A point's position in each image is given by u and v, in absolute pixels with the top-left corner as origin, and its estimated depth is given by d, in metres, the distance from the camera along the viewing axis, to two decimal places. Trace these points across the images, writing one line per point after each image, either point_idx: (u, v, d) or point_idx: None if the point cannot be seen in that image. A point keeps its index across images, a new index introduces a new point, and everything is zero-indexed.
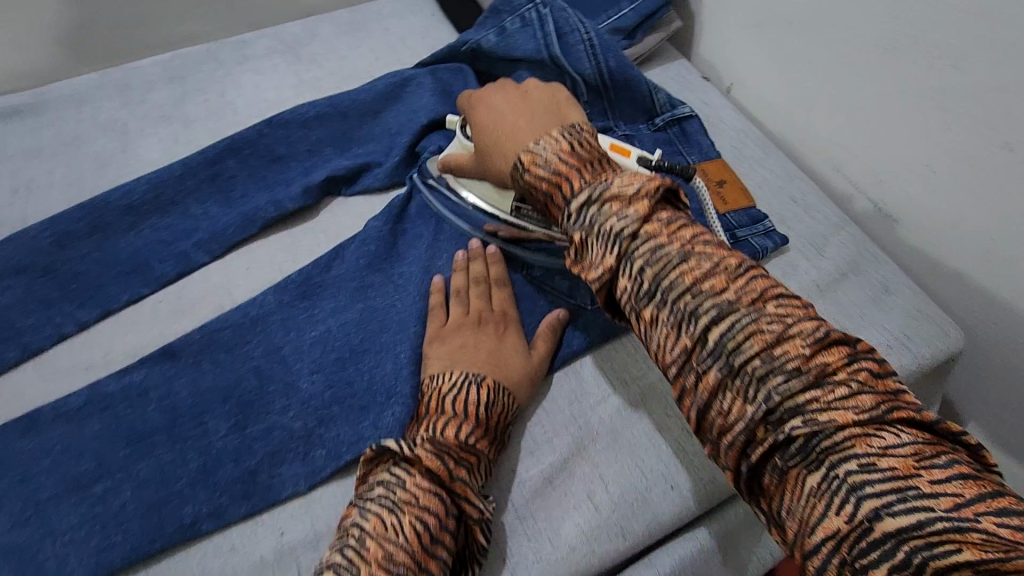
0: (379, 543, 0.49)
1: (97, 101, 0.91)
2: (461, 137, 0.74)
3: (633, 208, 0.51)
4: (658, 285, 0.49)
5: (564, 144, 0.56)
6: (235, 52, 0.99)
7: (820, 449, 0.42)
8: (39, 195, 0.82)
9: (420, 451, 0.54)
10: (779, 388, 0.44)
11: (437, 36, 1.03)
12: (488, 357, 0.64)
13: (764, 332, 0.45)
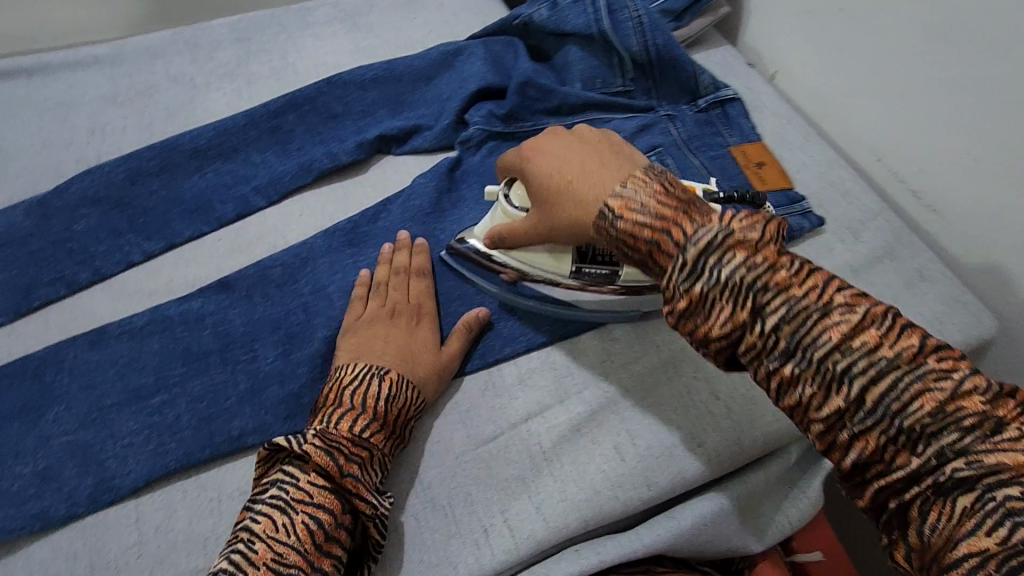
0: (268, 545, 0.51)
1: (169, 56, 0.98)
2: (507, 206, 0.68)
3: (761, 256, 0.47)
4: (801, 344, 0.45)
5: (654, 186, 0.53)
6: (297, 18, 1.04)
7: (981, 486, 0.40)
8: (114, 137, 0.89)
9: (310, 451, 0.54)
10: (937, 436, 0.42)
11: (490, 12, 1.06)
12: (397, 351, 0.64)
13: (930, 391, 0.43)
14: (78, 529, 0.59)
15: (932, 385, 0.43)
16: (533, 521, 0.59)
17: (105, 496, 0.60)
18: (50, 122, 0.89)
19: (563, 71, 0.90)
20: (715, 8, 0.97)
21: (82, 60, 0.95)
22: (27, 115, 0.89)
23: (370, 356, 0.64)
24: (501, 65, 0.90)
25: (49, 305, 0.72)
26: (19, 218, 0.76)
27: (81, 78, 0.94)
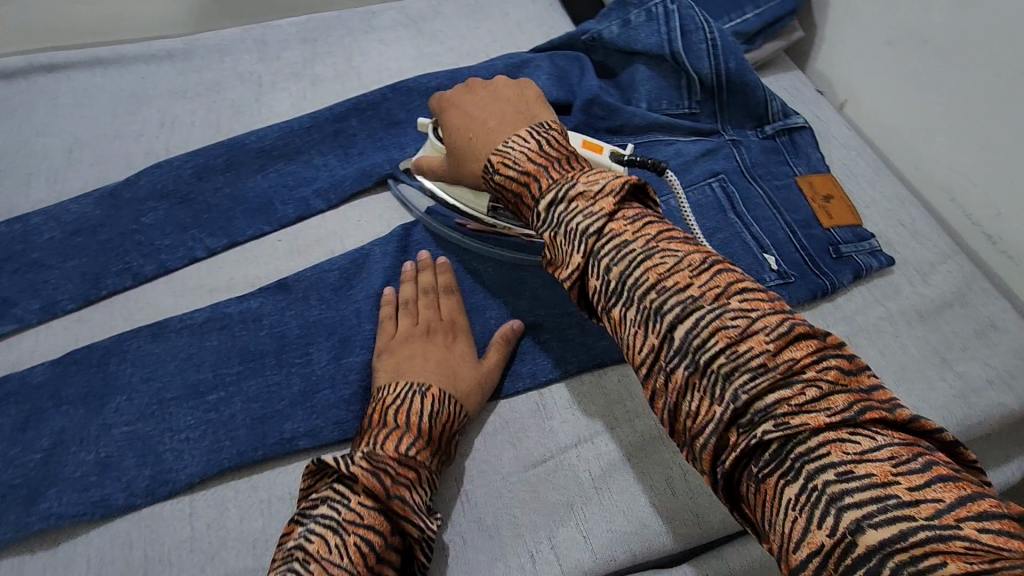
0: (321, 567, 0.49)
1: (238, 53, 1.00)
2: (434, 139, 0.75)
3: (598, 206, 0.52)
4: (624, 284, 0.49)
5: (533, 143, 0.59)
6: (363, 21, 1.05)
7: (795, 456, 0.40)
8: (182, 131, 0.91)
9: (359, 472, 0.53)
10: (742, 386, 0.43)
11: (554, 25, 1.06)
12: (438, 370, 0.64)
13: (727, 329, 0.45)
14: (133, 519, 0.60)
15: (726, 323, 0.45)
16: (580, 551, 0.59)
17: (160, 489, 0.61)
18: (123, 114, 0.92)
19: (628, 90, 0.89)
20: (790, 31, 0.95)
21: (155, 53, 0.97)
22: (102, 105, 0.92)
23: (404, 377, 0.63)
24: (565, 80, 0.89)
25: (116, 294, 0.74)
26: (92, 208, 0.78)
27: (153, 72, 0.96)
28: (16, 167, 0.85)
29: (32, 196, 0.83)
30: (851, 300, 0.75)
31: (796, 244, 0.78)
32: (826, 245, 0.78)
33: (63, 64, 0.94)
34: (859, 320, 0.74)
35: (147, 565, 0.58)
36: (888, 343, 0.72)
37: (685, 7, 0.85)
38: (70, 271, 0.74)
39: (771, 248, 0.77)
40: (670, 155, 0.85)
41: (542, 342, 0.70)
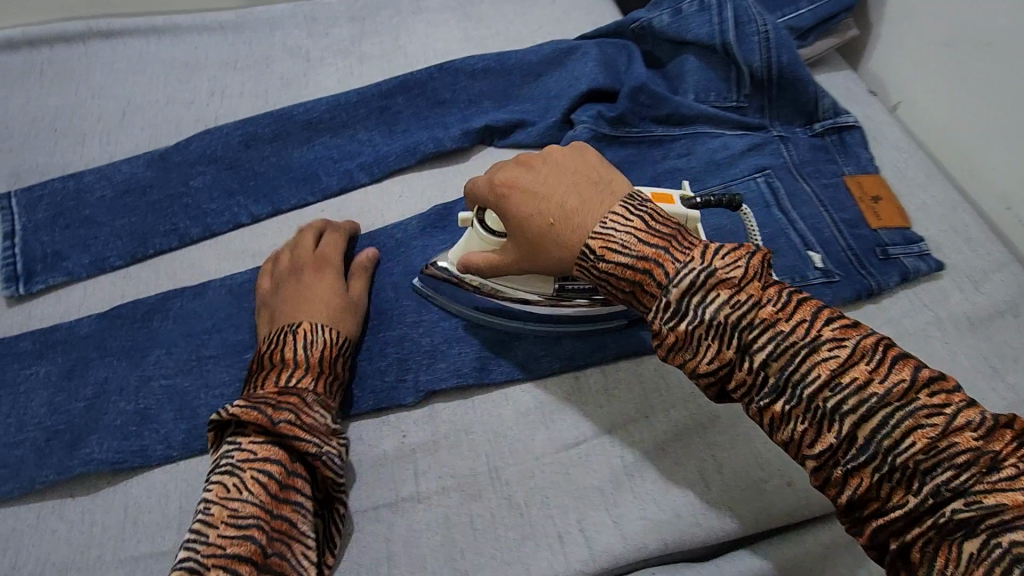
0: (222, 506, 0.51)
1: (287, 28, 1.01)
2: (481, 231, 0.64)
3: (744, 293, 0.48)
4: (787, 380, 0.46)
5: (636, 220, 0.53)
6: (411, 2, 1.05)
7: (989, 533, 0.39)
8: (231, 101, 0.92)
9: (235, 411, 0.55)
10: (943, 479, 0.41)
11: (602, 13, 1.05)
12: (315, 302, 0.65)
13: (921, 428, 0.42)
14: (170, 471, 0.61)
15: (921, 422, 0.42)
16: (611, 535, 0.58)
17: (197, 444, 0.62)
18: (175, 82, 0.93)
19: (676, 81, 0.88)
20: (844, 29, 0.92)
21: (208, 24, 0.99)
22: (155, 72, 0.94)
23: (299, 315, 0.64)
24: (613, 68, 0.88)
25: (162, 254, 0.76)
26: (143, 169, 0.79)
27: (206, 42, 0.98)
28: (71, 127, 0.87)
29: (85, 155, 0.85)
30: (897, 302, 0.74)
31: (842, 243, 0.76)
32: (875, 247, 0.76)
33: (120, 30, 0.96)
34: (905, 324, 0.72)
35: (182, 517, 0.59)
36: (934, 349, 0.70)
37: None
38: (119, 229, 0.75)
39: (816, 246, 0.76)
40: (715, 148, 0.83)
41: (578, 325, 0.70)
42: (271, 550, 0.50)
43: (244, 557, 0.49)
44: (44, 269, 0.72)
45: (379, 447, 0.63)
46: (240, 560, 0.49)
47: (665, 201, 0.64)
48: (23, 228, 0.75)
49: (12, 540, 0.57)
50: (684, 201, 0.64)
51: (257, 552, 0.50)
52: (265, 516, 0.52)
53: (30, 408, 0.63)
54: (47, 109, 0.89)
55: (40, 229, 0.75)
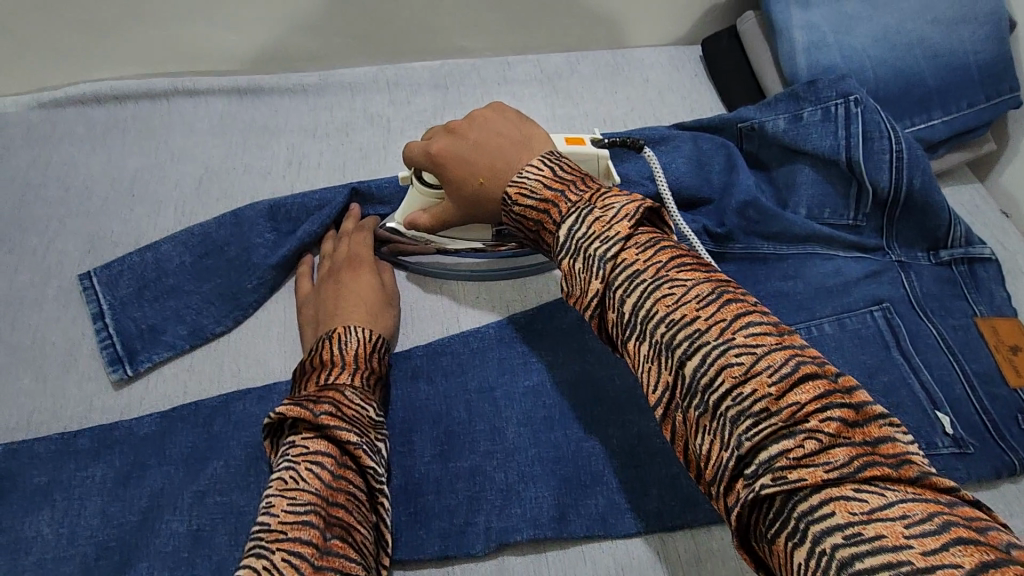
0: (281, 497, 0.48)
1: (369, 93, 0.97)
2: (421, 187, 0.70)
3: (612, 229, 0.50)
4: (636, 315, 0.46)
5: (547, 170, 0.57)
6: (497, 71, 1.01)
7: (798, 514, 0.38)
8: (308, 172, 0.89)
9: (281, 412, 0.55)
10: (746, 433, 0.40)
11: (698, 98, 0.98)
12: (353, 297, 0.69)
13: (733, 368, 0.42)
14: None
15: (732, 361, 0.42)
16: None
17: None
18: (254, 146, 0.91)
19: (785, 191, 0.80)
20: (980, 142, 0.84)
21: (291, 85, 0.96)
22: (235, 135, 0.92)
23: (333, 315, 0.68)
24: (714, 169, 0.81)
25: (250, 316, 0.75)
26: (217, 249, 0.77)
27: (286, 106, 0.95)
28: (147, 192, 0.86)
29: (159, 222, 0.83)
30: None
31: (974, 402, 0.67)
32: (1015, 412, 0.66)
33: (204, 89, 0.95)
34: None
35: None
36: None
37: (871, 110, 0.75)
38: (208, 294, 0.74)
39: (945, 405, 0.66)
40: (827, 272, 0.76)
41: (668, 475, 0.63)
42: (330, 535, 0.48)
43: (308, 542, 0.46)
44: (144, 346, 0.70)
45: None
46: (302, 544, 0.45)
47: (576, 143, 0.70)
48: (109, 307, 0.73)
49: None
50: (593, 143, 0.71)
51: (317, 537, 0.47)
52: (321, 503, 0.49)
53: (87, 516, 0.60)
54: (127, 170, 0.88)
55: (128, 305, 0.73)
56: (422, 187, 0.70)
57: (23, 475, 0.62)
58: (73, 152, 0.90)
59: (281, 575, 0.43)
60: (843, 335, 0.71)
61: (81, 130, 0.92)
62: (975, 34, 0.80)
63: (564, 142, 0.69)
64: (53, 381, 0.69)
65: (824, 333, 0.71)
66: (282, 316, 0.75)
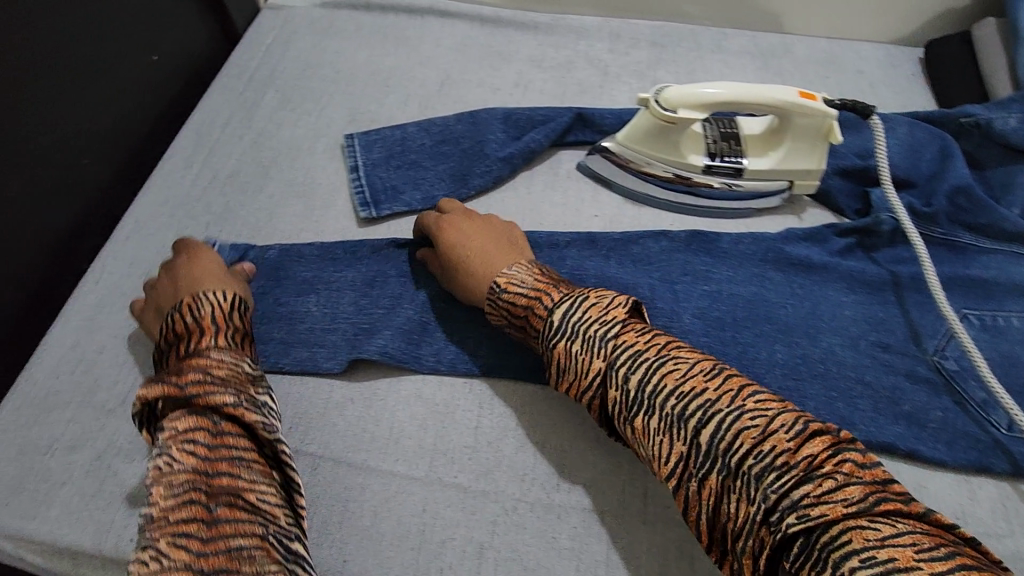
0: (159, 482, 0.48)
1: (592, 39, 1.08)
2: (657, 110, 0.76)
3: (610, 314, 0.59)
4: (643, 391, 0.54)
5: (537, 268, 0.66)
6: (713, 39, 1.07)
7: (820, 546, 0.42)
8: (532, 95, 1.00)
9: (144, 396, 0.54)
10: (772, 486, 0.46)
11: (911, 96, 1.00)
12: (202, 274, 0.67)
13: (749, 431, 0.48)
14: (429, 407, 0.68)
15: (748, 425, 0.48)
16: None
17: (459, 393, 0.69)
18: (488, 67, 1.04)
19: (999, 191, 0.80)
20: None
21: (525, 22, 1.09)
22: (474, 54, 1.06)
23: (181, 293, 0.65)
24: (927, 157, 0.82)
25: (472, 198, 0.86)
26: (455, 139, 0.90)
27: (520, 38, 1.08)
28: (398, 86, 1.01)
29: (405, 111, 0.98)
30: None
31: None
32: None
33: (454, 12, 1.10)
34: None
35: (434, 454, 0.65)
36: None
37: None
38: (441, 173, 0.87)
39: None
40: None
41: (837, 408, 0.66)
42: (216, 504, 0.47)
43: (194, 520, 0.46)
44: (388, 199, 0.85)
45: (615, 457, 0.65)
46: (186, 522, 0.46)
47: (808, 97, 0.74)
48: (363, 165, 0.88)
49: (304, 419, 0.67)
50: (824, 101, 0.75)
51: (202, 512, 0.47)
52: (201, 477, 0.49)
53: (336, 312, 0.74)
54: (384, 66, 1.04)
55: (378, 167, 0.88)
56: (659, 110, 0.76)
57: (292, 270, 0.77)
58: (342, 44, 1.07)
59: (168, 558, 0.44)
60: None
61: (351, 29, 1.09)
62: None
63: (797, 94, 0.74)
64: (318, 213, 0.85)
65: (1011, 325, 0.71)
66: (499, 203, 0.86)
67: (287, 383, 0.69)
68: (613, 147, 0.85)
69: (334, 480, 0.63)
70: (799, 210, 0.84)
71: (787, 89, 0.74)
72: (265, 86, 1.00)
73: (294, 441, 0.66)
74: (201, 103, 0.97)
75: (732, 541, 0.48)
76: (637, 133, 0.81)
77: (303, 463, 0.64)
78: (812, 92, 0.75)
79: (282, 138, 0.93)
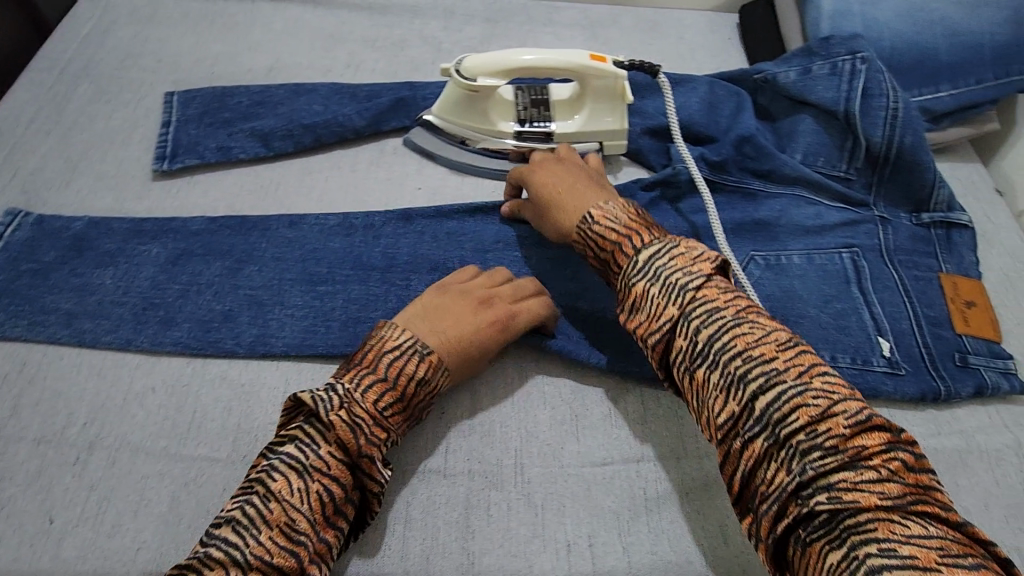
0: (283, 509, 0.51)
1: (427, 17, 1.08)
2: (459, 80, 0.79)
3: (696, 268, 0.58)
4: (712, 349, 0.53)
5: (633, 208, 0.66)
6: (545, 14, 1.10)
7: (843, 525, 0.44)
8: (362, 75, 1.00)
9: (333, 415, 0.55)
10: (813, 462, 0.46)
11: (726, 59, 1.06)
12: (450, 321, 0.64)
13: (809, 408, 0.48)
14: (236, 391, 0.67)
15: (809, 402, 0.48)
16: (617, 558, 0.59)
17: (268, 372, 0.69)
18: (320, 49, 1.03)
19: (786, 139, 0.86)
20: (983, 120, 0.88)
21: (358, 2, 1.08)
22: (307, 36, 1.04)
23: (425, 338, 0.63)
24: (724, 113, 0.88)
25: (281, 157, 0.87)
26: (274, 118, 0.88)
27: (353, 19, 1.07)
28: (225, 72, 0.99)
29: None
30: (971, 414, 0.70)
31: (918, 338, 0.73)
32: (954, 351, 0.72)
33: None
34: (977, 439, 0.68)
35: (238, 434, 0.65)
36: (1004, 472, 0.66)
37: (875, 70, 0.80)
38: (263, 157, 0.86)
39: (889, 334, 0.72)
40: (808, 215, 0.81)
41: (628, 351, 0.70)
42: (307, 571, 0.51)
43: (284, 572, 0.49)
44: (207, 189, 0.84)
45: (419, 418, 0.66)
46: (280, 572, 0.49)
47: (598, 60, 0.79)
48: (176, 119, 0.89)
49: (100, 412, 0.66)
50: (615, 63, 0.80)
51: (296, 569, 0.50)
52: (312, 535, 0.52)
53: (141, 301, 0.72)
54: (210, 53, 1.01)
55: (194, 152, 0.85)
56: (461, 79, 0.79)
57: (91, 263, 0.74)
58: (166, 32, 1.03)
59: None
60: (811, 267, 0.77)
61: (175, 14, 1.05)
62: (994, 16, 0.85)
63: (588, 57, 0.79)
64: (129, 205, 0.82)
65: (792, 262, 0.77)
66: (323, 183, 0.86)
67: (84, 380, 0.67)
68: (433, 122, 0.87)
69: (133, 470, 0.62)
70: (614, 170, 0.88)
71: (580, 52, 0.79)
72: (77, 78, 0.95)
73: (92, 436, 0.64)
74: (6, 99, 0.92)
75: (753, 496, 0.50)
76: (449, 106, 0.83)
77: (98, 458, 0.63)
78: (603, 56, 0.80)
79: (93, 131, 0.89)
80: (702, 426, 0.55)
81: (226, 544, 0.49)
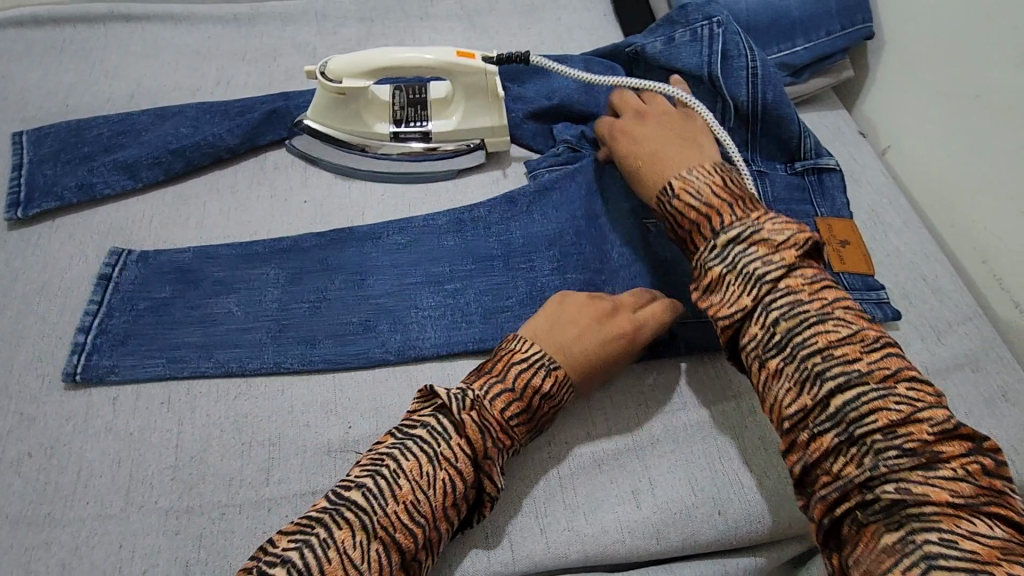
0: (410, 488, 0.53)
1: (298, 23, 1.04)
2: (324, 83, 0.79)
3: (780, 258, 0.57)
4: (789, 341, 0.54)
5: (717, 177, 0.64)
6: (421, 7, 1.08)
7: (904, 515, 0.46)
8: (235, 91, 0.96)
9: (468, 417, 0.56)
10: (886, 457, 0.48)
11: (604, 35, 1.07)
12: (568, 333, 0.63)
13: (889, 410, 0.49)
14: (124, 440, 0.64)
15: (890, 405, 0.49)
16: (535, 542, 0.60)
17: (157, 415, 0.65)
18: (186, 68, 0.98)
19: None
20: (839, 69, 0.94)
21: (222, 15, 1.03)
22: (170, 56, 0.99)
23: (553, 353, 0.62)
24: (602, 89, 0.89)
25: (151, 187, 0.83)
26: (139, 147, 0.83)
27: (218, 32, 1.02)
28: (81, 104, 0.92)
29: None
30: None
31: None
32: None
33: (139, 14, 1.01)
34: None
35: (131, 484, 0.61)
36: None
37: (731, 32, 0.84)
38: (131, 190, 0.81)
39: None
40: None
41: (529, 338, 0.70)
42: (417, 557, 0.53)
43: (402, 549, 0.52)
44: (71, 231, 0.78)
45: (325, 437, 0.65)
46: (395, 552, 0.51)
47: (466, 57, 0.80)
48: (28, 160, 0.83)
49: None
50: (484, 59, 0.81)
51: (409, 548, 0.52)
52: (431, 523, 0.53)
53: None
54: (63, 85, 0.94)
55: (51, 194, 0.79)
56: (326, 82, 0.79)
57: None
58: (11, 67, 0.95)
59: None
60: None
61: (18, 48, 0.97)
62: None
63: (455, 54, 0.79)
64: None
65: None
66: (201, 207, 0.82)
67: None
68: (311, 126, 0.84)
69: (14, 544, 0.58)
70: (502, 159, 0.88)
71: (447, 49, 0.79)
72: None
73: None
74: None
75: (812, 481, 0.52)
76: (320, 110, 0.82)
77: None
78: (472, 52, 0.81)
79: None
80: (767, 411, 0.56)
81: (354, 505, 0.52)
